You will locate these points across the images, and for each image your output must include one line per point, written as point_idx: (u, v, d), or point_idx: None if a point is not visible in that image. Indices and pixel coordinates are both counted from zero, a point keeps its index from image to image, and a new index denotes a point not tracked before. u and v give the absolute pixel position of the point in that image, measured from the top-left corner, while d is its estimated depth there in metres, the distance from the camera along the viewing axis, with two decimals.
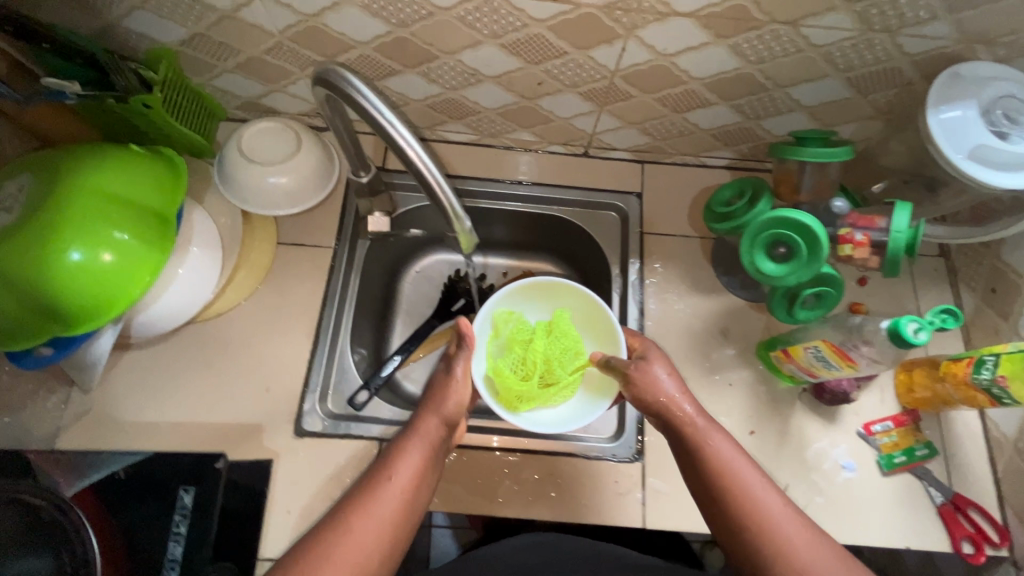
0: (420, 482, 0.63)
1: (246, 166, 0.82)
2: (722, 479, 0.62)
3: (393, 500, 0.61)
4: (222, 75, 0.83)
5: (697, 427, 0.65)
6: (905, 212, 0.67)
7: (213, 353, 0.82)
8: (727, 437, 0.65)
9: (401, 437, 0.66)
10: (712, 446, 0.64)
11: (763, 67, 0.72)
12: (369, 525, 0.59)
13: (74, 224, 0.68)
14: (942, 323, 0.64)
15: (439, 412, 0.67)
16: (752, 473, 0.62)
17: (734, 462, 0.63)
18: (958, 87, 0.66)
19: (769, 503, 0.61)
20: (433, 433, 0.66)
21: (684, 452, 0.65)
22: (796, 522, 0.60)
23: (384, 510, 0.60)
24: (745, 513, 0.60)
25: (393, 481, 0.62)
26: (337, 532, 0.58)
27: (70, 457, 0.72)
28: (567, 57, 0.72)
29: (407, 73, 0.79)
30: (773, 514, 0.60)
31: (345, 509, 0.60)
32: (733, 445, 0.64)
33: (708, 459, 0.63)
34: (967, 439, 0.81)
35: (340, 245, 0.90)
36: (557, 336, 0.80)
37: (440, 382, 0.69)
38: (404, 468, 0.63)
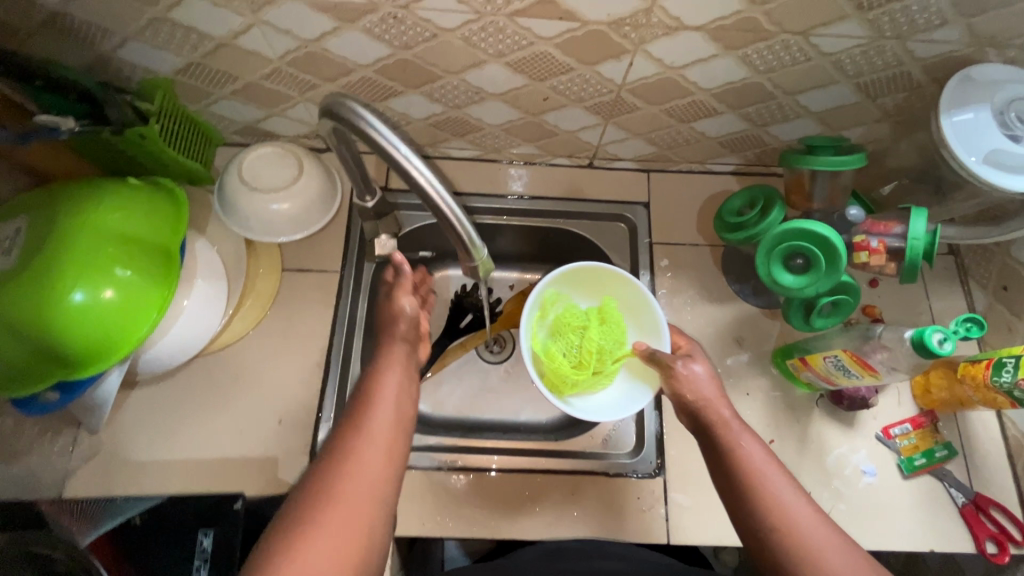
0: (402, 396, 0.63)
1: (247, 193, 0.81)
2: (749, 481, 0.59)
3: (383, 415, 0.59)
4: (220, 102, 0.81)
5: (730, 429, 0.63)
6: (922, 218, 0.67)
7: (223, 386, 0.81)
8: (758, 442, 0.62)
9: (372, 366, 0.65)
10: (742, 448, 0.61)
11: (772, 76, 0.71)
12: (375, 443, 0.57)
13: (74, 265, 0.66)
14: (967, 332, 0.65)
15: (401, 332, 0.69)
16: (782, 479, 0.59)
17: (764, 467, 0.60)
18: (970, 91, 0.65)
19: (795, 507, 0.57)
20: (400, 354, 0.67)
21: (712, 453, 0.63)
22: (825, 527, 0.56)
23: (383, 424, 0.59)
24: (773, 519, 0.57)
25: (375, 400, 0.61)
26: (342, 456, 0.56)
27: (85, 505, 0.68)
28: (573, 72, 0.71)
29: (410, 93, 0.77)
30: (799, 518, 0.56)
31: (338, 435, 0.58)
32: (762, 448, 0.62)
33: (738, 459, 0.61)
34: (984, 438, 0.81)
35: (346, 269, 0.88)
36: (605, 325, 0.79)
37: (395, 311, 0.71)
38: (384, 387, 0.62)
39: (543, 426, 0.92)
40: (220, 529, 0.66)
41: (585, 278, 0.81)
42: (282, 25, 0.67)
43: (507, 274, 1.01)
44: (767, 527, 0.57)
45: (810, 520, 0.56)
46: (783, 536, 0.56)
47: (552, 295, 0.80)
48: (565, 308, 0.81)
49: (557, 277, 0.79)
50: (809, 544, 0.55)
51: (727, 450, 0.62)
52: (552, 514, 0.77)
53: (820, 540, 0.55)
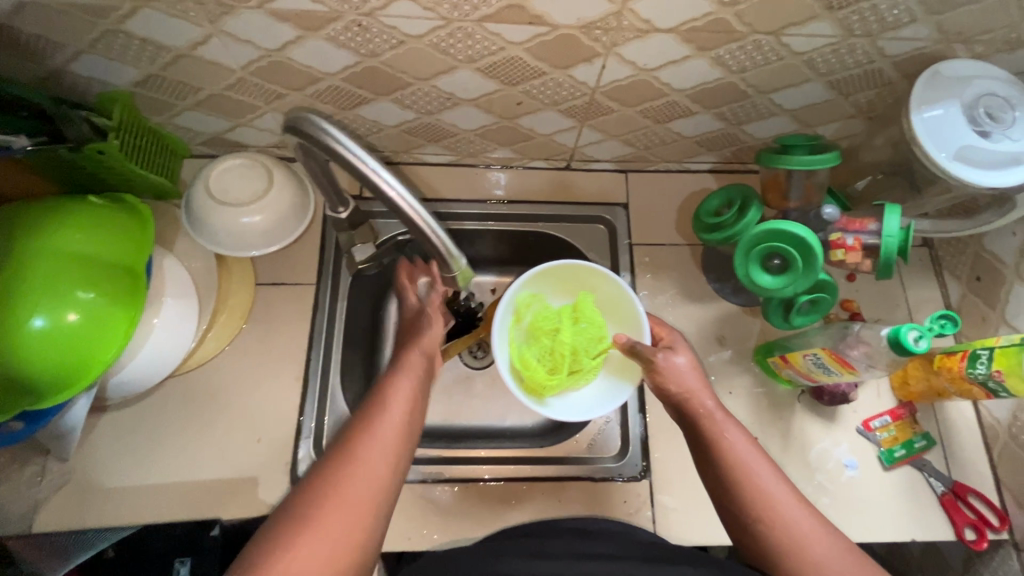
0: (415, 406, 0.61)
1: (216, 208, 0.78)
2: (733, 473, 0.59)
3: (393, 422, 0.58)
4: (183, 114, 0.79)
5: (715, 420, 0.63)
6: (895, 216, 0.67)
7: (197, 405, 0.79)
8: (743, 432, 0.62)
9: (387, 372, 0.64)
10: (726, 439, 0.61)
11: (745, 76, 0.71)
12: (379, 449, 0.55)
13: (33, 292, 0.64)
14: (940, 330, 0.65)
15: (420, 345, 0.67)
16: (766, 469, 0.59)
17: (748, 458, 0.60)
18: (940, 86, 0.66)
19: (779, 497, 0.58)
20: (417, 365, 0.65)
21: (697, 444, 0.63)
22: (809, 514, 0.57)
23: (388, 432, 0.57)
24: (759, 511, 0.57)
25: (389, 407, 0.59)
26: (342, 459, 0.54)
27: (54, 539, 0.66)
28: (546, 76, 0.70)
29: (380, 100, 0.75)
30: (782, 507, 0.57)
31: (338, 445, 0.56)
32: (744, 436, 0.62)
33: (722, 450, 0.61)
34: (961, 426, 0.83)
35: (321, 282, 0.86)
36: (580, 323, 0.79)
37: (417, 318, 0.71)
38: (398, 395, 0.60)
39: (528, 431, 0.91)
40: (199, 559, 0.64)
41: (559, 278, 0.80)
42: (242, 34, 0.65)
43: (486, 279, 1.00)
44: (752, 517, 0.57)
45: (796, 509, 0.57)
46: (769, 528, 0.56)
47: (526, 298, 0.79)
48: (540, 310, 0.80)
49: (529, 279, 0.78)
50: (795, 533, 0.56)
51: (711, 440, 0.62)
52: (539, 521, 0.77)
53: (807, 530, 0.56)
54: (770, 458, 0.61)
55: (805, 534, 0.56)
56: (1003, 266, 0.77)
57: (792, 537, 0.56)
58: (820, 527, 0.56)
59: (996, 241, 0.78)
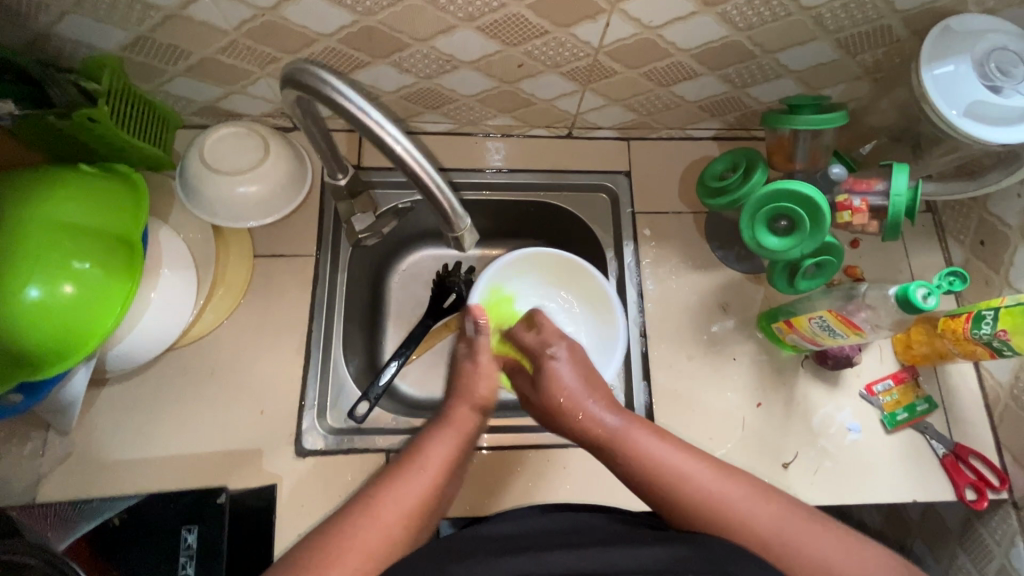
0: (452, 467, 0.61)
1: (211, 177, 0.77)
2: (660, 482, 0.58)
3: (424, 482, 0.58)
4: (175, 80, 0.76)
5: (616, 435, 0.62)
6: (904, 174, 0.67)
7: (198, 378, 0.78)
8: (656, 436, 0.61)
9: (434, 425, 0.66)
10: (643, 449, 0.60)
11: (752, 34, 0.69)
12: (398, 505, 0.56)
13: (26, 261, 0.62)
14: (950, 286, 0.66)
15: (473, 400, 0.68)
16: (696, 467, 0.58)
17: (672, 461, 0.59)
18: (950, 43, 0.64)
19: (716, 488, 0.56)
20: (464, 421, 0.66)
21: (616, 466, 0.61)
22: (740, 486, 0.56)
23: (415, 493, 0.57)
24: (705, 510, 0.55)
25: (427, 466, 0.60)
26: (365, 514, 0.55)
27: (59, 508, 0.65)
28: (548, 36, 0.68)
29: (378, 64, 0.73)
30: (727, 498, 0.55)
31: (363, 495, 0.57)
32: (660, 441, 0.61)
33: (644, 463, 0.59)
34: (962, 389, 0.83)
35: (321, 253, 0.85)
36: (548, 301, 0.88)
37: (472, 372, 0.71)
38: (437, 451, 0.62)
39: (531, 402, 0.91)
40: (203, 525, 0.64)
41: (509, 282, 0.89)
42: None
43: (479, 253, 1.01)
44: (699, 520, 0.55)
45: (745, 498, 0.56)
46: (721, 524, 0.54)
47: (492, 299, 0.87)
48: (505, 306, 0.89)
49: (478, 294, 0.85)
50: (752, 523, 0.54)
51: (628, 453, 0.60)
52: (545, 489, 0.77)
53: (764, 519, 0.54)
54: (699, 453, 0.60)
55: (762, 522, 0.54)
56: (1008, 229, 0.76)
57: (747, 529, 0.54)
58: (788, 516, 0.54)
59: (1001, 203, 0.78)
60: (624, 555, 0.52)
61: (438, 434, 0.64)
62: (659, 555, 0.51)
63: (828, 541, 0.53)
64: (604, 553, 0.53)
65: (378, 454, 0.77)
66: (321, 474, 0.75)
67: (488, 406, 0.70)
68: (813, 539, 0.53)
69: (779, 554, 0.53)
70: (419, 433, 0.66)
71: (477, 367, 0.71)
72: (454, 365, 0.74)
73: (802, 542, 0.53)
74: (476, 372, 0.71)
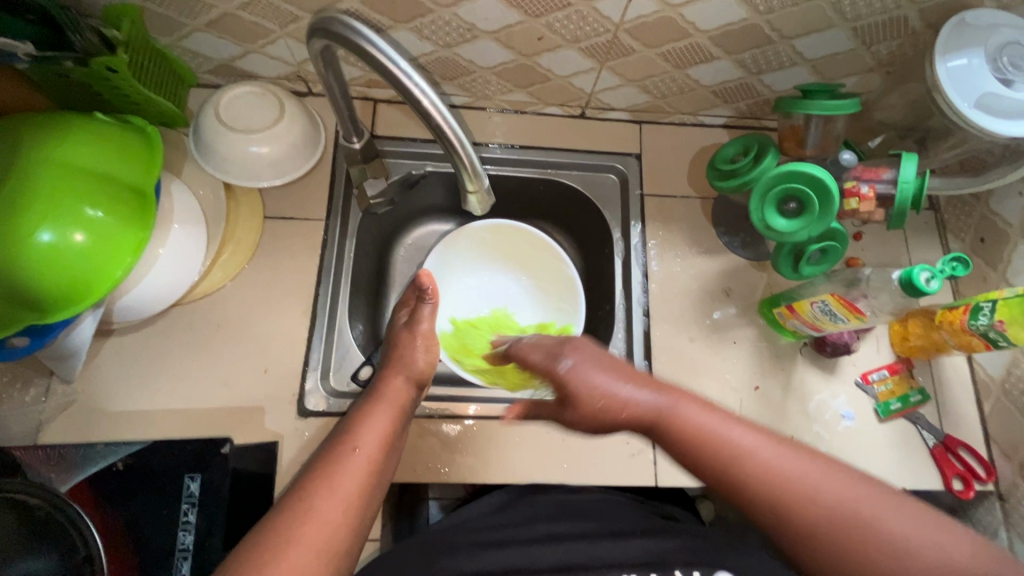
0: (387, 445, 0.61)
1: (225, 134, 0.76)
2: (718, 458, 0.55)
3: (360, 467, 0.57)
4: (193, 36, 0.76)
5: (659, 407, 0.59)
6: (912, 163, 0.69)
7: (203, 334, 0.78)
8: (705, 408, 0.58)
9: (367, 402, 0.65)
10: (696, 422, 0.57)
11: (770, 18, 0.71)
12: (334, 494, 0.54)
13: (38, 204, 0.61)
14: (952, 272, 0.67)
15: (404, 373, 0.69)
16: (757, 441, 0.55)
17: (725, 433, 0.56)
18: (962, 36, 0.66)
19: (784, 464, 0.53)
20: (398, 395, 0.67)
21: (668, 443, 0.58)
22: (813, 464, 0.53)
23: (349, 481, 0.56)
24: (765, 487, 0.53)
25: (359, 449, 0.59)
26: (301, 508, 0.53)
27: (62, 450, 0.65)
28: (571, 8, 0.69)
29: (398, 29, 0.73)
30: (791, 476, 0.53)
31: (306, 476, 0.56)
32: (718, 416, 0.57)
33: (698, 439, 0.56)
34: (955, 383, 0.85)
35: (331, 218, 0.85)
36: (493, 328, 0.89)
37: (407, 342, 0.73)
38: (369, 433, 0.61)
39: None
40: (207, 474, 0.66)
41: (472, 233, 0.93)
42: None
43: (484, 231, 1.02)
44: (761, 499, 0.53)
45: (821, 476, 0.52)
46: (783, 501, 0.52)
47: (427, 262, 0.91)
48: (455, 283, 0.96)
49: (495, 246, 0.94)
50: (826, 501, 0.51)
51: (677, 429, 0.57)
52: (542, 461, 0.77)
53: (832, 495, 0.51)
54: (760, 427, 0.57)
55: (838, 500, 0.51)
56: (1009, 227, 0.78)
57: (812, 508, 0.51)
58: (861, 496, 0.51)
59: (1003, 202, 0.79)
60: (608, 546, 0.61)
61: (373, 412, 0.63)
62: (647, 546, 0.60)
63: (901, 515, 0.50)
64: (592, 547, 0.61)
65: None
66: (322, 435, 0.75)
67: (423, 380, 0.71)
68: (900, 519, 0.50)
69: (850, 534, 0.50)
70: (352, 409, 0.66)
71: (415, 336, 0.73)
72: (393, 336, 0.75)
73: (880, 521, 0.50)
74: (412, 340, 0.73)
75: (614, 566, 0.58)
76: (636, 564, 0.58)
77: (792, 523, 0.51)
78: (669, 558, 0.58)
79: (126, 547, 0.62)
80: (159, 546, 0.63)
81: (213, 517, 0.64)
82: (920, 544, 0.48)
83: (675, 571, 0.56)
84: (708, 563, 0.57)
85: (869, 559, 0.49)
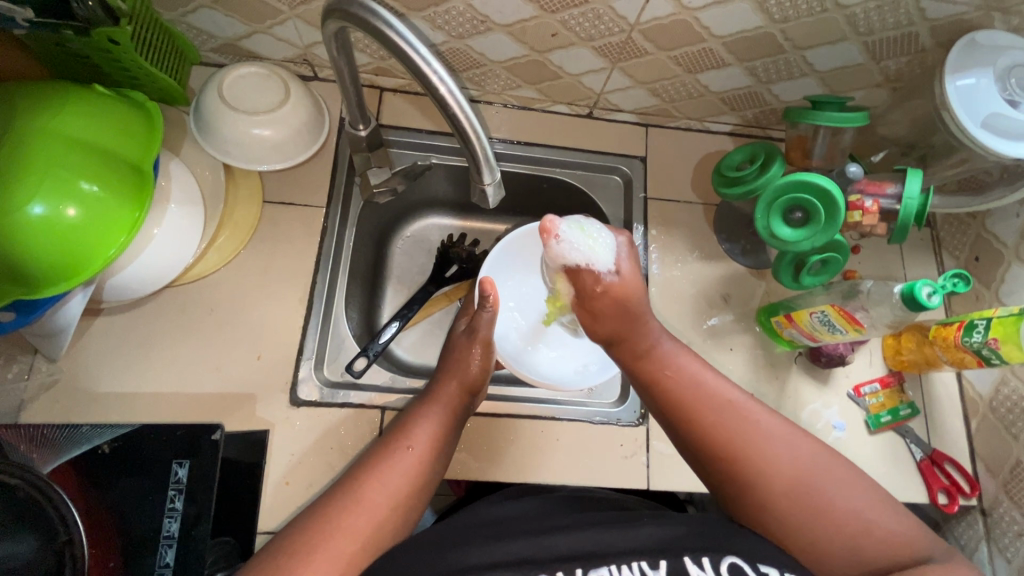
0: (438, 450, 0.63)
1: (228, 114, 0.74)
2: (698, 408, 0.61)
3: (407, 468, 0.60)
4: (199, 11, 0.75)
5: (662, 351, 0.66)
6: (917, 178, 0.70)
7: (195, 318, 0.76)
8: (701, 364, 0.65)
9: (422, 403, 0.67)
10: (687, 372, 0.64)
11: (785, 27, 0.71)
12: (379, 493, 0.57)
13: (33, 176, 0.59)
14: (954, 288, 0.68)
15: (461, 378, 0.70)
16: (739, 399, 0.62)
17: (712, 388, 0.63)
18: (972, 56, 0.67)
19: (760, 430, 0.59)
20: (450, 396, 0.68)
21: (651, 378, 0.65)
22: (780, 433, 0.59)
23: (396, 481, 0.58)
24: (732, 441, 0.59)
25: (411, 449, 0.61)
26: (348, 499, 0.56)
27: (44, 432, 0.64)
28: (587, 6, 0.69)
29: (411, 17, 0.72)
30: (756, 433, 0.59)
31: (348, 480, 0.58)
32: (707, 370, 0.64)
33: (686, 386, 0.63)
34: (944, 397, 0.86)
35: (332, 206, 0.84)
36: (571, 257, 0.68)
37: (466, 345, 0.73)
38: (421, 434, 0.63)
39: None
40: (195, 460, 0.64)
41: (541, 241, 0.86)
42: None
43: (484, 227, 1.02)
44: (726, 454, 0.59)
45: (790, 444, 0.59)
46: (748, 460, 0.58)
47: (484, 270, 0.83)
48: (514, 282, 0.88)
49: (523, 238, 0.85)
50: (792, 469, 0.57)
51: (669, 378, 0.64)
52: (534, 460, 0.77)
53: (794, 458, 0.58)
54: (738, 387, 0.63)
55: (802, 468, 0.57)
56: (1003, 247, 0.79)
57: (765, 459, 0.58)
58: (817, 458, 0.58)
59: (999, 222, 0.80)
60: (619, 535, 0.58)
61: (426, 413, 0.65)
62: (653, 535, 0.57)
63: (843, 482, 0.56)
64: (604, 534, 0.58)
65: (372, 409, 0.76)
66: (313, 425, 0.74)
67: (477, 387, 0.71)
68: (858, 498, 0.56)
69: (797, 493, 0.56)
70: (405, 410, 0.68)
71: (472, 342, 0.73)
72: (452, 339, 0.76)
73: (824, 481, 0.56)
74: (469, 345, 0.73)
75: (624, 554, 0.56)
76: (646, 552, 0.56)
77: (763, 481, 0.57)
78: (678, 545, 0.56)
79: (110, 533, 0.61)
80: (146, 533, 0.61)
81: (200, 504, 0.63)
82: (854, 506, 0.55)
83: (683, 559, 0.54)
84: (716, 548, 0.55)
85: (813, 520, 0.55)
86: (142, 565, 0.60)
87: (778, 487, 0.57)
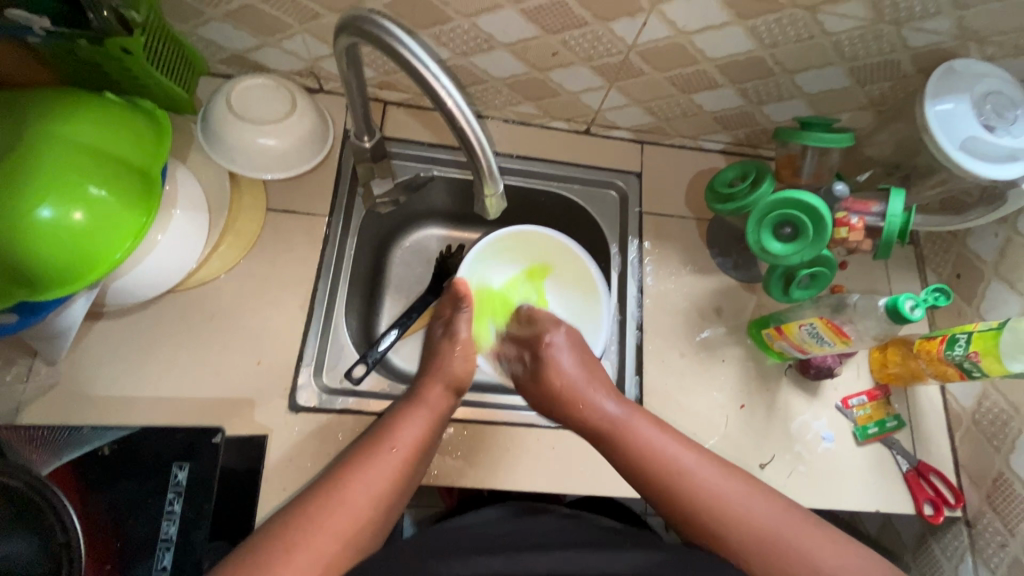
0: (420, 451, 0.64)
1: (234, 123, 0.76)
2: (654, 465, 0.64)
3: (387, 471, 0.60)
4: (210, 24, 0.77)
5: (618, 424, 0.67)
6: (900, 197, 0.73)
7: (196, 323, 0.77)
8: (658, 429, 0.67)
9: (408, 404, 0.68)
10: (643, 436, 0.66)
11: (774, 52, 0.74)
12: (362, 494, 0.58)
13: (44, 180, 0.60)
14: (934, 302, 0.70)
15: (446, 379, 0.70)
16: (695, 460, 0.64)
17: (667, 450, 0.65)
18: (951, 81, 0.71)
19: (715, 486, 0.62)
20: (438, 399, 0.69)
21: (610, 442, 0.67)
22: (738, 484, 0.62)
23: (375, 483, 0.59)
24: (687, 493, 0.62)
25: (393, 451, 0.62)
26: (331, 500, 0.57)
27: (46, 433, 0.64)
28: (586, 28, 0.72)
29: (418, 33, 0.75)
30: (716, 489, 0.62)
31: (325, 486, 0.59)
32: (663, 433, 0.66)
33: (644, 450, 0.65)
34: (929, 410, 0.89)
35: (334, 215, 0.85)
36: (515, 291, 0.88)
37: (448, 351, 0.74)
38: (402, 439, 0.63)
39: None
40: (195, 463, 0.65)
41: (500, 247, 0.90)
42: None
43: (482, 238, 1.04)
44: (684, 503, 0.62)
45: (745, 494, 0.62)
46: (704, 508, 0.61)
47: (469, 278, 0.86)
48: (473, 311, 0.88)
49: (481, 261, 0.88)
50: (749, 518, 0.60)
51: (628, 441, 0.66)
52: (530, 468, 0.78)
53: (754, 509, 0.61)
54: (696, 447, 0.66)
55: (758, 515, 0.60)
56: (983, 264, 0.83)
57: (723, 509, 0.60)
58: (776, 508, 0.61)
59: (979, 241, 0.84)
60: (603, 558, 0.60)
61: (411, 415, 0.66)
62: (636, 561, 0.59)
63: (811, 533, 0.59)
64: (586, 557, 0.60)
65: (369, 415, 0.77)
66: (311, 431, 0.75)
67: (462, 385, 0.72)
68: (817, 538, 0.59)
69: (755, 539, 0.59)
70: (392, 409, 0.69)
71: (455, 345, 0.74)
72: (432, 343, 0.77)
73: (786, 535, 0.59)
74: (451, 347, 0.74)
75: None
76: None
77: (720, 529, 0.60)
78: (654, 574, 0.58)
79: (107, 535, 0.61)
80: (143, 536, 0.61)
81: (198, 507, 0.63)
82: (822, 558, 0.58)
83: None
84: None
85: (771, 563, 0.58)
86: (139, 567, 0.60)
87: (734, 534, 0.60)
